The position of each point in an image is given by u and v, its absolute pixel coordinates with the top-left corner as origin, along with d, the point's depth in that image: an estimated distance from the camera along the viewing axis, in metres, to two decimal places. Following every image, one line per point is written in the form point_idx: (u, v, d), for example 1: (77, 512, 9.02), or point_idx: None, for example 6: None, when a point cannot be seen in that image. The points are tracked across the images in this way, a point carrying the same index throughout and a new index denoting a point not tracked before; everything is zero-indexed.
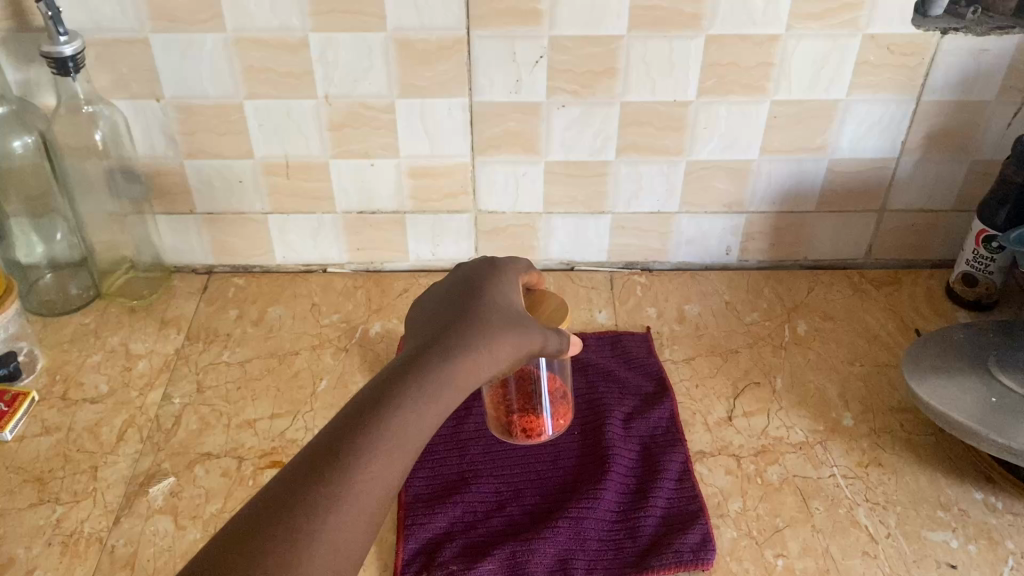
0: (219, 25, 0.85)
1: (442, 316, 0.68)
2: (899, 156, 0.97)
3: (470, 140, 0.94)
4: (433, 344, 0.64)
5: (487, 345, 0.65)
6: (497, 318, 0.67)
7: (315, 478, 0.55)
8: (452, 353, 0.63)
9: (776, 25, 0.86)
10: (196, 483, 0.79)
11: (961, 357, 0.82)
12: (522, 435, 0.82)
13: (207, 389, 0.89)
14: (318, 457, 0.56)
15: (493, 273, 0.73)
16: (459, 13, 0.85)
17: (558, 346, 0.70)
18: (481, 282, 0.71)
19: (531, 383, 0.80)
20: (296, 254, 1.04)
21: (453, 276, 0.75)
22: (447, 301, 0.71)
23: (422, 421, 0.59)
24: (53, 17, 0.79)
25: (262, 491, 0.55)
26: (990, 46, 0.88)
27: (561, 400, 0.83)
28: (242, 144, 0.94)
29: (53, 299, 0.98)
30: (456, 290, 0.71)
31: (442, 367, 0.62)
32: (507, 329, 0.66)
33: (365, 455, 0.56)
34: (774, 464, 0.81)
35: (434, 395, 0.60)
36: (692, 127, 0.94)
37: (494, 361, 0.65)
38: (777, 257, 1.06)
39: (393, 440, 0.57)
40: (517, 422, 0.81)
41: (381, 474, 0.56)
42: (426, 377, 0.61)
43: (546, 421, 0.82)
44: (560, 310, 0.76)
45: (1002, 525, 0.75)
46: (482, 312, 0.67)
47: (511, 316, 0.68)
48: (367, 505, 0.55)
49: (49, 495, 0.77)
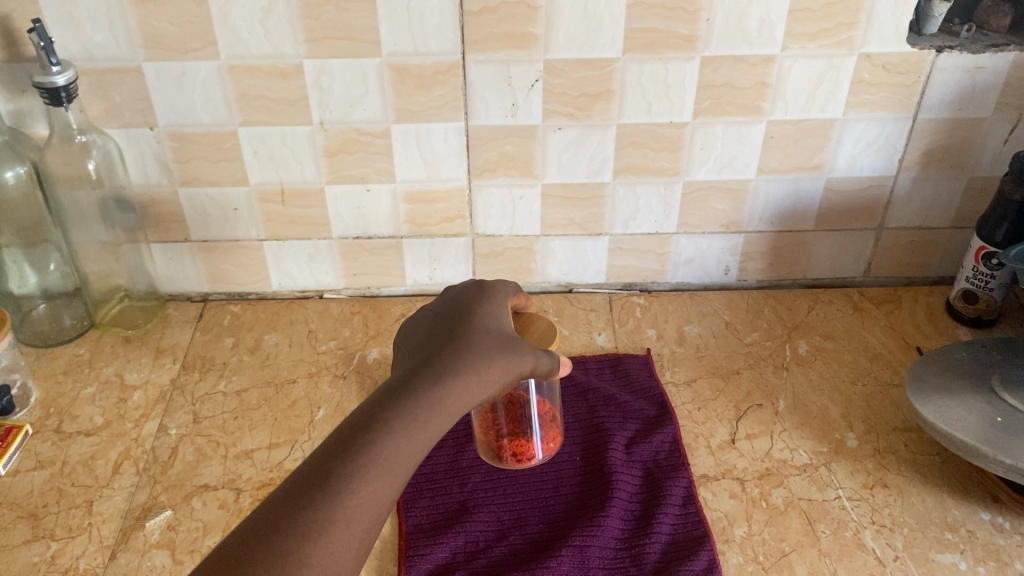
0: (213, 53, 0.85)
1: (432, 339, 0.68)
2: (896, 174, 0.97)
3: (466, 163, 0.94)
4: (425, 369, 0.63)
5: (480, 368, 0.63)
6: (487, 341, 0.66)
7: (308, 501, 0.54)
8: (445, 377, 0.62)
9: (771, 46, 0.86)
10: (193, 517, 0.78)
11: (965, 377, 0.82)
12: (512, 459, 0.81)
13: (204, 419, 0.88)
14: (312, 480, 0.55)
15: (483, 294, 0.72)
16: (454, 38, 0.85)
17: (551, 365, 0.69)
18: (471, 305, 0.70)
19: (520, 406, 0.80)
20: (292, 280, 1.03)
21: (443, 299, 0.74)
22: (435, 324, 0.70)
23: (419, 446, 0.58)
24: (46, 47, 0.79)
25: (253, 514, 0.54)
26: (985, 63, 0.88)
27: (550, 423, 0.82)
28: (238, 171, 0.93)
29: (47, 330, 0.97)
30: (445, 312, 0.70)
31: (437, 392, 0.61)
32: (498, 351, 0.65)
33: (358, 481, 0.55)
34: (778, 487, 0.80)
35: (427, 419, 0.59)
36: (689, 148, 0.94)
37: (485, 385, 0.64)
38: (776, 276, 1.06)
39: (388, 467, 0.56)
40: (507, 445, 0.80)
41: (375, 498, 0.55)
42: (422, 402, 0.60)
43: (535, 445, 0.81)
44: (548, 333, 0.75)
45: (1010, 546, 0.74)
46: (472, 335, 0.66)
47: (502, 338, 0.67)
48: (359, 530, 0.54)
49: (44, 531, 0.76)
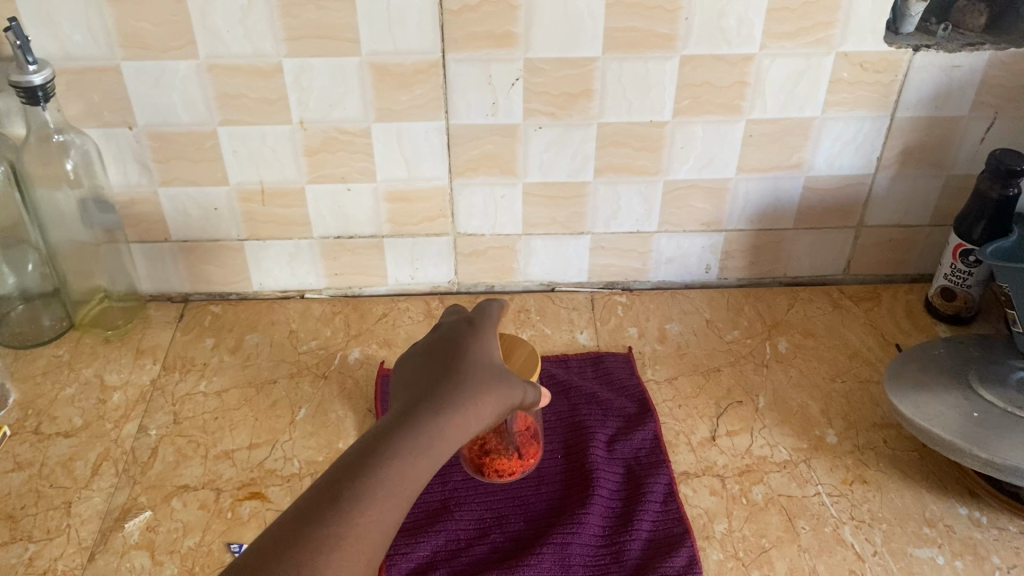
0: (193, 52, 0.85)
1: (426, 371, 0.68)
2: (875, 172, 0.97)
3: (448, 163, 0.94)
4: (422, 399, 0.63)
5: (476, 394, 0.64)
6: (481, 373, 0.66)
7: (314, 523, 0.54)
8: (442, 407, 0.62)
9: (750, 45, 0.87)
10: (173, 517, 0.77)
11: (942, 373, 0.83)
12: (495, 476, 0.79)
13: (184, 420, 0.88)
14: (318, 505, 0.55)
15: (473, 323, 0.73)
16: (434, 37, 0.85)
17: (538, 398, 0.70)
18: (463, 337, 0.71)
19: (503, 425, 0.78)
20: (273, 280, 1.03)
21: (432, 333, 0.74)
22: (427, 357, 0.70)
23: (421, 472, 0.59)
24: (22, 46, 0.78)
25: (261, 538, 0.55)
26: (961, 63, 0.89)
27: (532, 439, 0.81)
28: (218, 170, 0.93)
29: (25, 331, 0.97)
30: (436, 347, 0.70)
31: (436, 422, 0.61)
32: (492, 381, 0.66)
33: (364, 505, 0.56)
34: (758, 483, 0.81)
35: (429, 447, 0.60)
36: (669, 147, 0.94)
37: (482, 415, 0.64)
38: (756, 274, 1.06)
39: (391, 493, 0.57)
40: (489, 463, 0.79)
41: (381, 521, 0.56)
42: (422, 431, 0.60)
43: (518, 462, 0.80)
44: (530, 360, 0.79)
45: (987, 540, 0.75)
46: (466, 367, 0.67)
47: (495, 371, 0.67)
48: (368, 551, 0.55)
49: (22, 533, 0.75)
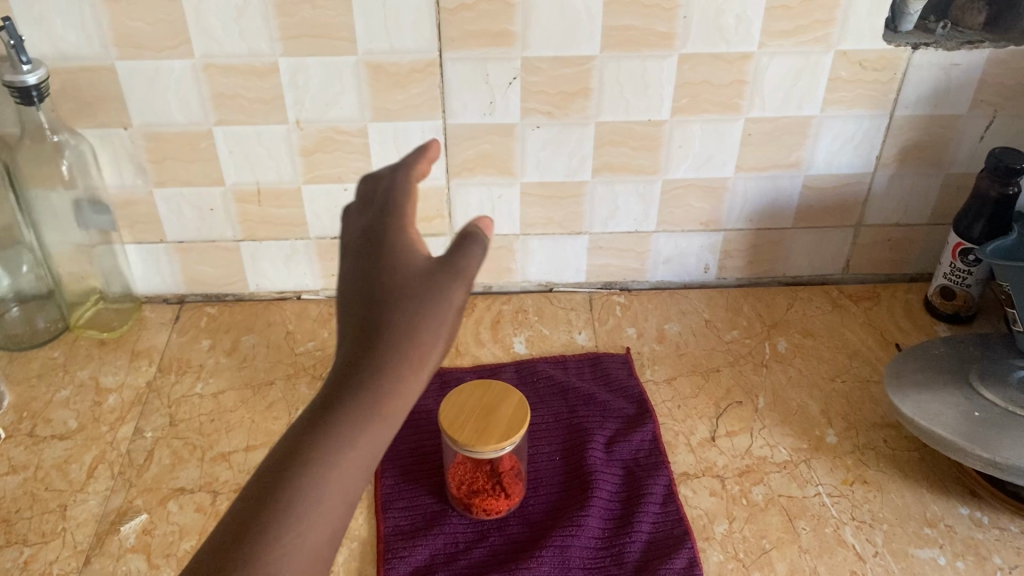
0: (188, 51, 0.84)
1: (348, 322, 0.47)
2: (874, 171, 0.97)
3: (445, 162, 0.93)
4: (348, 365, 0.45)
5: (403, 328, 0.45)
6: (402, 298, 0.45)
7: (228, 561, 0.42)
8: (371, 373, 0.44)
9: (749, 43, 0.86)
10: (169, 520, 0.77)
11: (943, 373, 0.82)
12: (483, 514, 0.76)
13: (180, 422, 0.87)
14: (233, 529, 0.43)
15: (374, 232, 0.49)
16: (431, 36, 0.84)
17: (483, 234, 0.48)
18: (381, 248, 0.48)
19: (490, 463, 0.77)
20: (270, 281, 1.03)
21: (346, 235, 0.51)
22: (346, 301, 0.48)
23: (362, 461, 0.43)
24: (16, 45, 0.78)
25: None
26: (960, 61, 0.89)
27: (517, 480, 0.78)
28: (214, 171, 0.92)
29: (20, 333, 0.96)
30: (353, 278, 0.48)
31: (364, 395, 0.43)
32: (411, 303, 0.45)
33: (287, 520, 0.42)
34: (758, 484, 0.80)
35: (363, 430, 0.43)
36: (667, 146, 0.94)
37: (424, 360, 0.45)
38: (755, 274, 1.06)
39: (321, 497, 0.42)
40: (477, 502, 0.75)
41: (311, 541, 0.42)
42: (350, 409, 0.43)
43: (506, 502, 0.76)
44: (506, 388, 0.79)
45: (989, 540, 0.75)
46: (389, 297, 0.46)
47: (429, 284, 0.46)
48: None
49: (17, 536, 0.75)
